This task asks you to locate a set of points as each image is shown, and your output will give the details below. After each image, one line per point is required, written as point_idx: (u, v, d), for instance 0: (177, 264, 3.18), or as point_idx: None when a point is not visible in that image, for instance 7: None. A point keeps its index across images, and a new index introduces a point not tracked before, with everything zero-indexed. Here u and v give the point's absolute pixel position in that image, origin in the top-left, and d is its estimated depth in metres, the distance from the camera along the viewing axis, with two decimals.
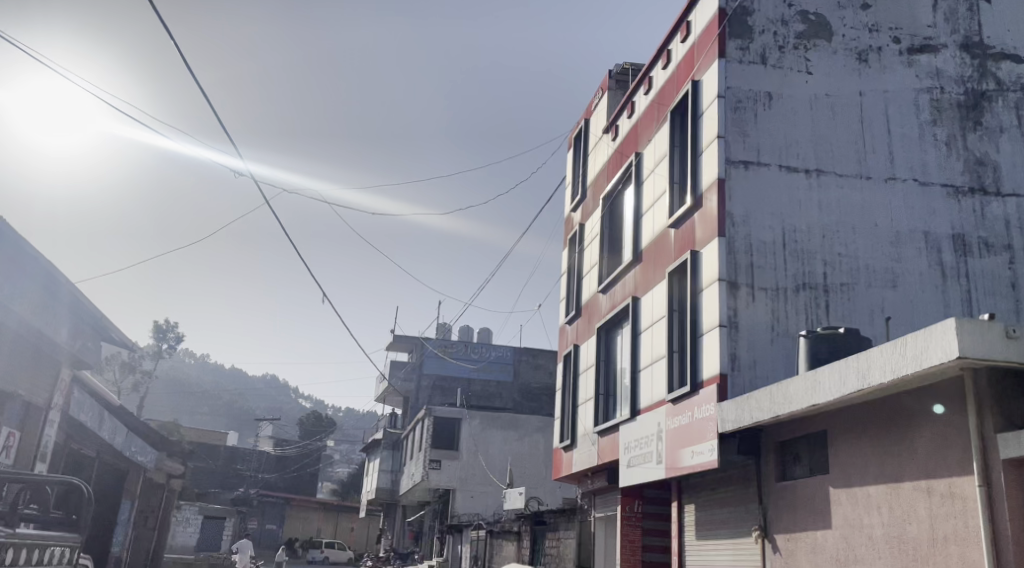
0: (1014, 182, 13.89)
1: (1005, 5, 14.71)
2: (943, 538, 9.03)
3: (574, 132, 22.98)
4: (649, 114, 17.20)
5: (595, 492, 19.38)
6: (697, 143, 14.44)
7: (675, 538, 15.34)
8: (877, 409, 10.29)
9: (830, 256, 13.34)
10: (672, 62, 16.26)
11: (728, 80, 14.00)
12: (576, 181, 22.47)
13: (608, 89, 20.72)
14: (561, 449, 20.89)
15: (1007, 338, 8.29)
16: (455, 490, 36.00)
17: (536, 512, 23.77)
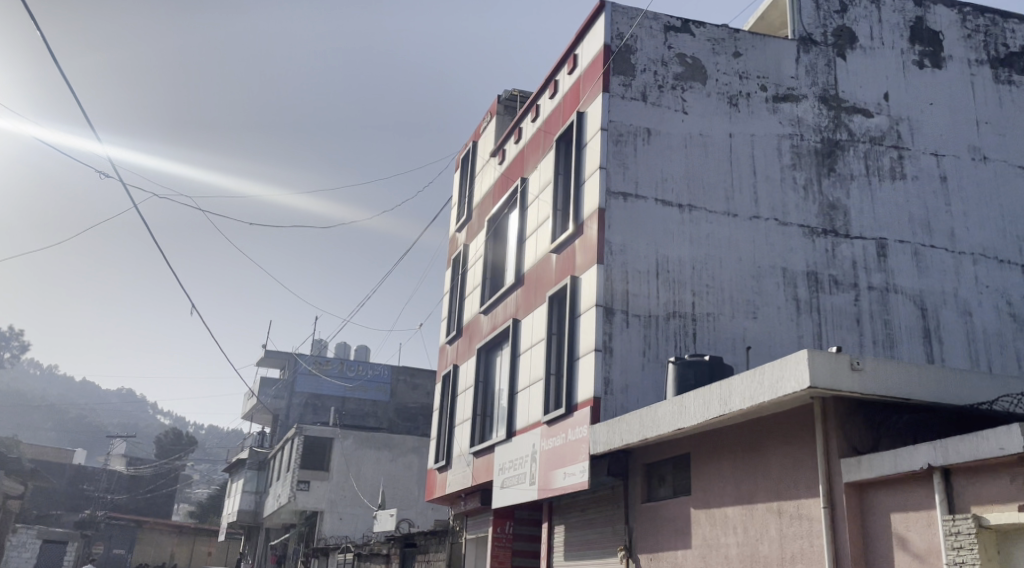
0: (862, 226, 14.94)
1: (859, 63, 15.89)
2: (792, 557, 9.62)
3: (462, 153, 23.25)
4: (535, 142, 17.66)
5: (467, 513, 19.52)
6: (580, 172, 14.97)
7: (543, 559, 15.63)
8: (736, 433, 10.89)
9: (698, 287, 14.03)
10: (558, 93, 16.78)
11: (610, 114, 14.58)
12: (462, 202, 22.74)
13: (495, 114, 21.10)
14: (435, 470, 20.93)
15: (852, 370, 8.93)
16: (323, 512, 35.31)
17: (407, 534, 23.66)
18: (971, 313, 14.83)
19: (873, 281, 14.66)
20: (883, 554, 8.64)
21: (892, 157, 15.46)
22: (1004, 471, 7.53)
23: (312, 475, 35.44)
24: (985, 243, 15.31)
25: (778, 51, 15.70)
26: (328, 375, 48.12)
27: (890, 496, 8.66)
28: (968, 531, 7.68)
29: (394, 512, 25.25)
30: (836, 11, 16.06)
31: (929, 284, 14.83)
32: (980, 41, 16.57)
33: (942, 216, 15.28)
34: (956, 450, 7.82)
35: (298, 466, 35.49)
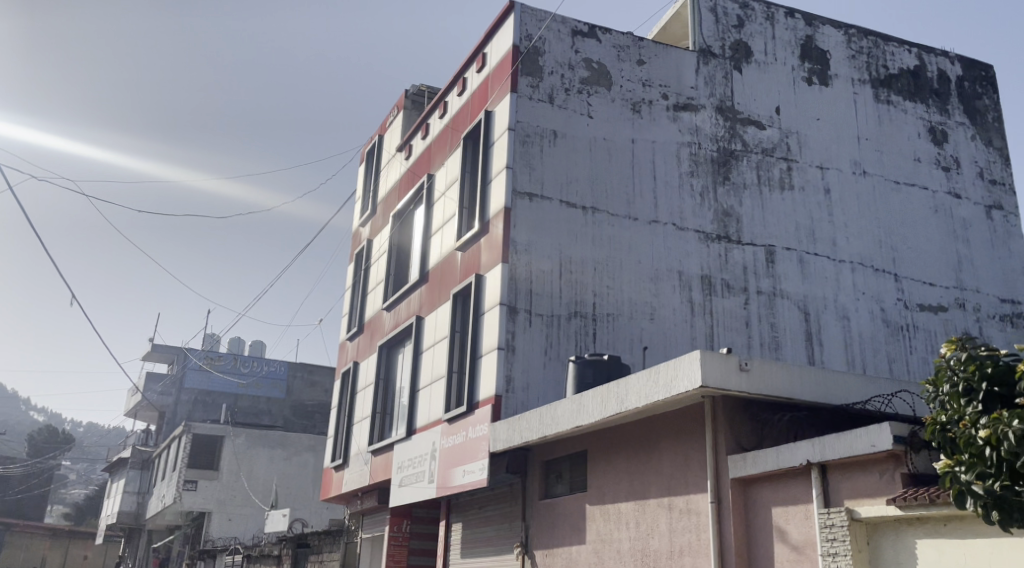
0: (753, 233, 15.58)
1: (753, 77, 16.57)
2: (680, 550, 9.99)
3: (366, 147, 23.06)
4: (442, 139, 17.70)
5: (363, 512, 19.40)
6: (487, 171, 15.10)
7: (439, 557, 15.69)
8: (630, 430, 11.22)
9: (599, 288, 14.34)
10: (467, 90, 16.87)
11: (518, 114, 14.76)
12: (366, 196, 22.55)
13: (402, 108, 21.01)
14: (331, 469, 20.69)
15: (741, 370, 9.33)
16: (210, 513, 34.49)
17: (300, 534, 23.32)
18: (849, 317, 15.67)
19: (762, 285, 15.32)
20: (765, 546, 9.07)
21: (782, 168, 16.18)
22: (875, 467, 7.99)
23: (199, 474, 34.52)
24: (863, 252, 16.19)
25: (679, 60, 16.22)
26: (219, 371, 46.74)
27: (772, 490, 9.10)
28: (841, 523, 8.13)
29: (286, 512, 24.82)
30: (733, 26, 16.69)
31: (813, 290, 15.60)
32: (863, 62, 17.51)
33: (825, 225, 16.07)
34: (834, 447, 8.26)
35: (185, 466, 34.42)
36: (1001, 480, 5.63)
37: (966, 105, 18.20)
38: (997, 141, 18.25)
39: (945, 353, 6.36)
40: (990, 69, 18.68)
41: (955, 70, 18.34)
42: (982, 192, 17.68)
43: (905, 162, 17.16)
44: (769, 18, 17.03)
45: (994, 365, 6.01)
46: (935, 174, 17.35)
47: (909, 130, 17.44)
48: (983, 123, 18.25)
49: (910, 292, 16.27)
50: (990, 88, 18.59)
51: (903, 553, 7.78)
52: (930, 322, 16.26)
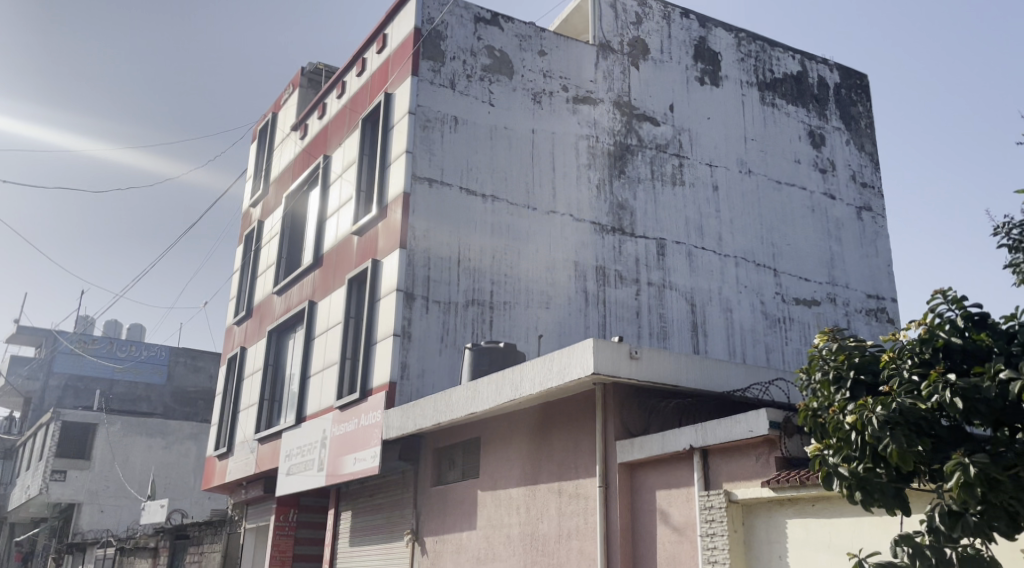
0: (645, 226, 16.06)
1: (649, 73, 17.04)
2: (568, 533, 10.27)
3: (259, 125, 22.52)
4: (339, 119, 17.48)
5: (247, 502, 19.03)
6: (386, 155, 15.04)
7: (327, 546, 15.55)
8: (523, 417, 11.45)
9: (497, 276, 14.50)
10: (366, 71, 16.71)
11: (418, 98, 14.75)
12: (258, 175, 22.03)
13: (298, 86, 20.58)
14: (214, 457, 20.18)
15: (631, 359, 9.65)
16: (80, 504, 32.86)
17: (179, 526, 22.65)
18: (732, 310, 16.36)
19: (653, 277, 15.81)
20: (648, 528, 9.45)
21: (674, 165, 16.72)
22: (752, 451, 8.43)
23: (69, 463, 32.87)
24: (746, 248, 16.92)
25: (579, 54, 16.52)
26: (92, 355, 44.44)
27: (657, 475, 9.48)
28: (720, 505, 8.55)
29: (163, 503, 24.01)
30: (632, 23, 17.11)
31: (699, 283, 16.21)
32: (751, 65, 18.29)
33: (712, 221, 16.72)
34: (715, 432, 8.67)
35: (53, 455, 32.78)
36: (864, 462, 6.03)
37: (842, 112, 19.24)
38: (868, 146, 19.37)
39: (817, 344, 6.75)
40: (864, 79, 19.82)
41: (833, 77, 19.37)
42: (854, 194, 18.74)
43: (786, 163, 18.01)
44: (665, 17, 17.56)
45: (862, 355, 6.45)
46: (813, 175, 18.28)
47: (791, 133, 18.31)
48: (857, 128, 19.33)
49: (787, 287, 17.13)
50: (864, 96, 19.71)
51: (775, 531, 8.22)
52: (804, 315, 17.17)
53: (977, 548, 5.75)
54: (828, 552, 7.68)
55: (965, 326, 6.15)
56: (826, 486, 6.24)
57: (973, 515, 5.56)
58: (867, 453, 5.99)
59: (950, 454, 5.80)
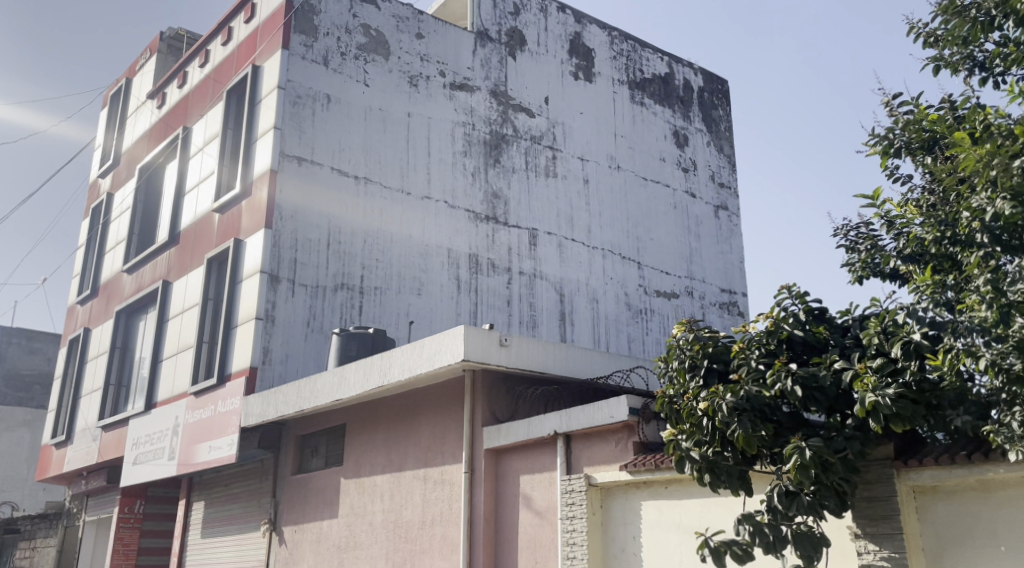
0: (518, 216, 16.32)
1: (525, 64, 17.29)
2: (432, 520, 10.39)
3: (111, 90, 21.36)
4: (201, 89, 16.84)
5: (88, 493, 18.09)
6: (251, 130, 14.64)
7: (176, 538, 15.04)
8: (389, 402, 11.46)
9: (368, 261, 14.40)
10: (232, 41, 16.19)
11: (289, 72, 14.43)
12: (108, 143, 20.91)
13: (155, 52, 19.61)
14: (51, 446, 19.07)
15: (501, 346, 9.84)
16: None
17: (8, 520, 21.27)
18: (597, 300, 16.87)
19: (524, 266, 16.09)
20: (511, 513, 9.70)
21: (547, 156, 17.04)
22: (612, 436, 8.78)
23: None
24: (613, 241, 17.48)
25: (456, 40, 16.58)
26: None
27: (522, 460, 9.73)
28: (580, 488, 8.86)
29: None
30: (510, 12, 17.32)
31: (568, 273, 16.62)
32: (622, 64, 18.86)
33: (582, 213, 17.17)
34: (579, 418, 8.97)
35: None
36: (714, 446, 6.43)
37: (705, 114, 20.15)
38: (727, 149, 20.37)
39: (675, 334, 7.08)
40: (725, 84, 20.82)
41: (697, 81, 20.22)
42: (712, 193, 19.69)
43: (652, 161, 18.71)
44: (542, 10, 17.84)
45: (715, 345, 6.85)
46: (676, 174, 19.07)
47: (657, 132, 19.02)
48: (717, 131, 20.29)
49: (649, 279, 17.82)
50: (724, 101, 20.70)
51: (632, 512, 8.61)
52: (664, 307, 17.93)
53: (809, 525, 6.22)
54: (678, 532, 8.12)
55: (806, 320, 6.67)
56: (678, 469, 6.58)
57: (807, 494, 6.10)
58: (717, 437, 6.41)
59: (789, 438, 6.27)
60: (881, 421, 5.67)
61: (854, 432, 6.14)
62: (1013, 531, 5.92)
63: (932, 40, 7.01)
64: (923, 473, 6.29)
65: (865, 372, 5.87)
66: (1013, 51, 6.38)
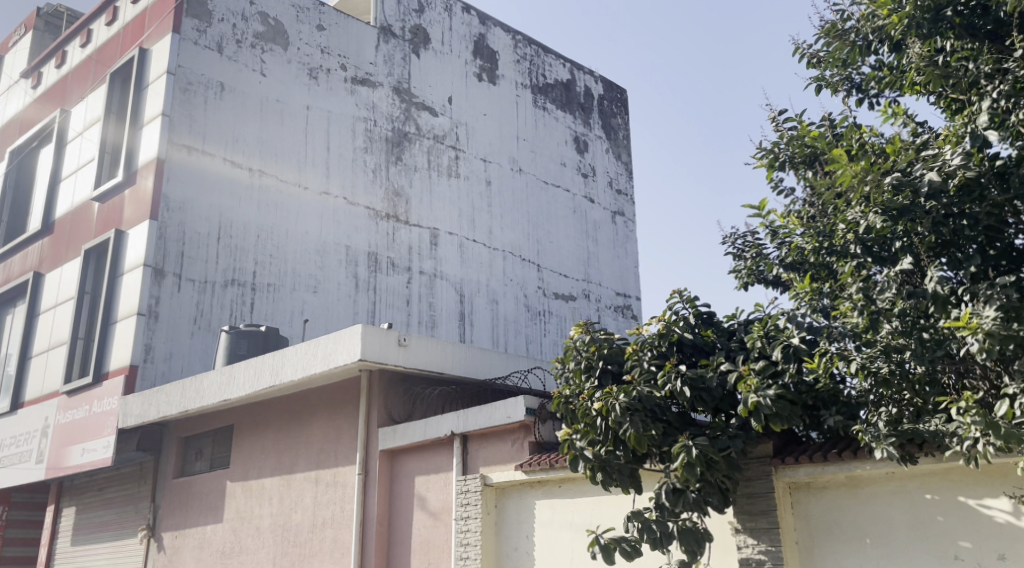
0: (419, 215, 16.30)
1: (429, 62, 17.29)
2: (322, 522, 10.29)
3: None
4: (82, 71, 16.13)
5: None
6: (137, 116, 14.13)
7: (43, 546, 14.35)
8: (282, 403, 11.28)
9: (261, 257, 14.11)
10: (117, 21, 15.58)
11: (179, 58, 13.97)
12: None
13: (31, 29, 18.65)
14: None
15: (399, 346, 9.82)
16: None
17: None
18: (497, 301, 17.01)
19: (424, 266, 16.07)
20: (404, 514, 9.70)
21: (449, 156, 17.08)
22: (509, 436, 8.90)
23: None
24: (513, 242, 17.66)
25: (359, 34, 16.45)
26: None
27: (417, 461, 9.74)
28: (475, 488, 8.92)
29: None
30: (414, 9, 17.29)
31: (469, 274, 16.69)
32: (526, 68, 19.08)
33: (483, 214, 17.28)
34: (476, 418, 9.06)
35: None
36: (607, 445, 6.60)
37: (604, 122, 20.60)
38: (625, 156, 20.88)
39: (572, 335, 7.24)
40: (624, 93, 21.33)
41: (598, 89, 20.64)
42: (610, 199, 20.15)
43: (552, 165, 18.99)
44: (447, 10, 17.87)
45: (610, 347, 7.06)
46: (575, 179, 19.43)
47: (558, 136, 19.32)
48: (616, 139, 20.78)
49: (548, 281, 18.08)
50: (623, 109, 21.21)
51: (525, 512, 8.74)
52: (561, 309, 18.24)
53: (693, 521, 6.47)
54: (570, 530, 8.30)
55: (696, 324, 6.95)
56: (571, 468, 6.66)
57: (693, 491, 6.34)
58: (610, 436, 6.57)
59: (677, 438, 6.50)
60: (762, 421, 5.97)
61: (737, 431, 6.46)
62: (878, 525, 6.34)
63: (815, 61, 7.40)
64: (798, 471, 6.65)
65: (749, 374, 6.14)
66: (887, 74, 6.80)
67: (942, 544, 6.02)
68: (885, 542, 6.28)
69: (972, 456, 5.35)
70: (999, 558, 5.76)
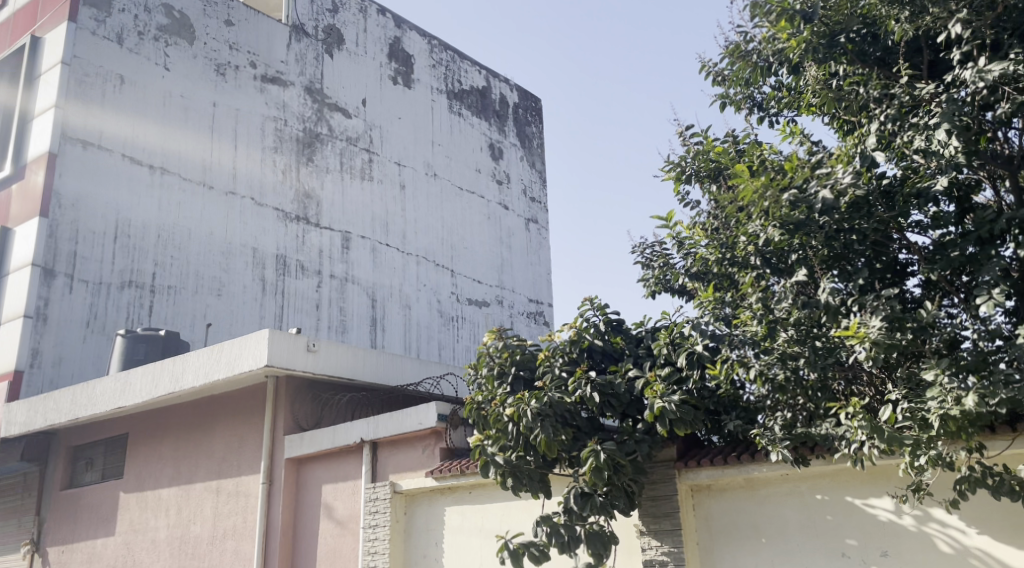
0: (330, 218, 16.13)
1: (342, 63, 17.14)
2: (223, 533, 10.07)
3: None
4: None
5: None
6: (28, 108, 13.54)
7: None
8: (183, 410, 11.02)
9: (161, 258, 13.70)
10: (8, 9, 14.93)
11: (76, 48, 13.48)
12: None
13: None
14: None
15: (308, 351, 9.72)
16: None
17: None
18: (409, 306, 16.97)
19: (335, 270, 15.90)
20: (311, 522, 9.59)
21: (363, 159, 16.97)
22: (419, 443, 8.91)
23: None
24: (427, 248, 17.66)
25: (269, 32, 16.18)
26: None
27: (324, 469, 9.65)
28: (384, 496, 8.90)
29: None
30: (328, 9, 17.13)
31: (381, 278, 16.60)
32: (441, 73, 19.12)
33: (397, 219, 17.21)
34: (385, 425, 9.05)
35: None
36: (517, 451, 6.71)
37: (519, 130, 20.81)
38: (539, 164, 21.14)
39: (485, 341, 7.32)
40: (539, 102, 21.60)
41: (513, 97, 20.83)
42: (524, 206, 20.36)
43: (467, 170, 19.07)
44: (361, 11, 17.76)
45: (522, 353, 7.17)
46: (490, 185, 19.56)
47: (473, 143, 19.42)
48: (530, 147, 21.01)
49: (461, 287, 18.13)
50: (537, 118, 21.46)
51: (435, 518, 8.76)
52: (474, 314, 18.32)
53: (600, 525, 6.64)
54: (479, 535, 8.36)
55: (606, 331, 7.11)
56: (483, 473, 6.71)
57: (600, 495, 6.52)
58: (520, 442, 6.71)
59: (586, 442, 6.67)
60: (667, 425, 6.18)
61: (644, 435, 6.65)
62: (773, 525, 6.63)
63: (719, 78, 7.64)
64: (700, 473, 6.89)
65: (655, 380, 6.36)
66: (786, 95, 7.13)
67: (830, 542, 6.35)
68: (779, 541, 6.58)
69: (859, 457, 5.70)
70: (882, 555, 6.13)
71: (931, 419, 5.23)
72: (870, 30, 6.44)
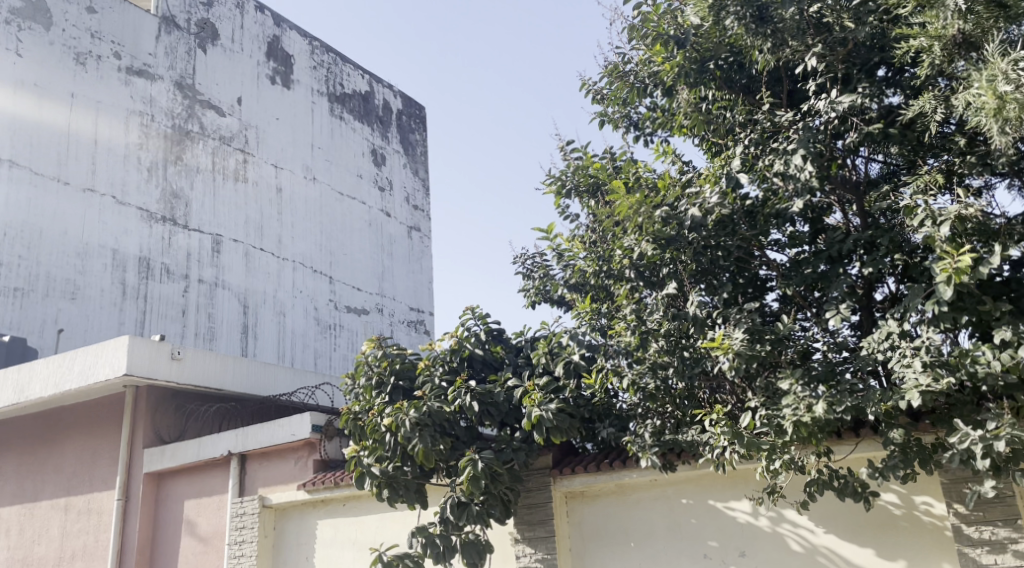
0: (200, 220, 15.55)
1: (216, 60, 16.60)
2: (70, 555, 9.54)
3: None
4: None
5: None
6: None
7: None
8: (30, 423, 10.41)
9: (8, 257, 12.83)
10: None
11: None
12: None
13: None
14: None
15: (171, 359, 9.34)
16: None
17: None
18: (284, 314, 16.54)
19: (204, 274, 15.33)
20: (171, 542, 9.20)
21: (237, 159, 16.47)
22: (291, 455, 8.71)
23: None
24: (304, 253, 17.28)
25: (136, 22, 15.50)
26: None
27: (187, 484, 9.29)
28: (252, 510, 8.66)
29: None
30: (201, 3, 16.55)
31: (254, 284, 16.10)
32: (322, 75, 18.81)
33: (272, 222, 16.77)
34: (254, 436, 8.82)
35: None
36: (394, 461, 6.70)
37: (402, 137, 20.71)
38: (422, 172, 21.10)
39: (364, 350, 7.27)
40: (422, 110, 21.57)
41: (397, 103, 20.73)
42: (406, 214, 20.29)
43: (348, 176, 18.82)
44: (238, 6, 17.25)
45: (402, 362, 7.16)
46: (372, 192, 19.38)
47: (354, 148, 19.18)
48: (413, 155, 20.95)
49: (339, 295, 17.85)
50: (421, 126, 21.42)
51: (306, 533, 8.56)
52: (352, 322, 18.06)
53: (475, 533, 6.71)
54: (353, 549, 8.19)
55: (486, 340, 7.20)
56: (358, 484, 6.71)
57: (476, 504, 6.58)
58: (397, 452, 6.70)
59: (464, 451, 6.74)
60: (544, 433, 6.35)
61: (521, 444, 6.77)
62: (641, 529, 6.88)
63: (598, 97, 7.86)
64: (574, 480, 7.07)
65: (533, 389, 6.48)
66: (660, 116, 7.41)
67: (692, 544, 6.65)
68: (646, 545, 6.82)
69: (721, 462, 6.02)
70: (740, 555, 6.48)
71: (787, 426, 5.57)
72: (736, 58, 6.84)
